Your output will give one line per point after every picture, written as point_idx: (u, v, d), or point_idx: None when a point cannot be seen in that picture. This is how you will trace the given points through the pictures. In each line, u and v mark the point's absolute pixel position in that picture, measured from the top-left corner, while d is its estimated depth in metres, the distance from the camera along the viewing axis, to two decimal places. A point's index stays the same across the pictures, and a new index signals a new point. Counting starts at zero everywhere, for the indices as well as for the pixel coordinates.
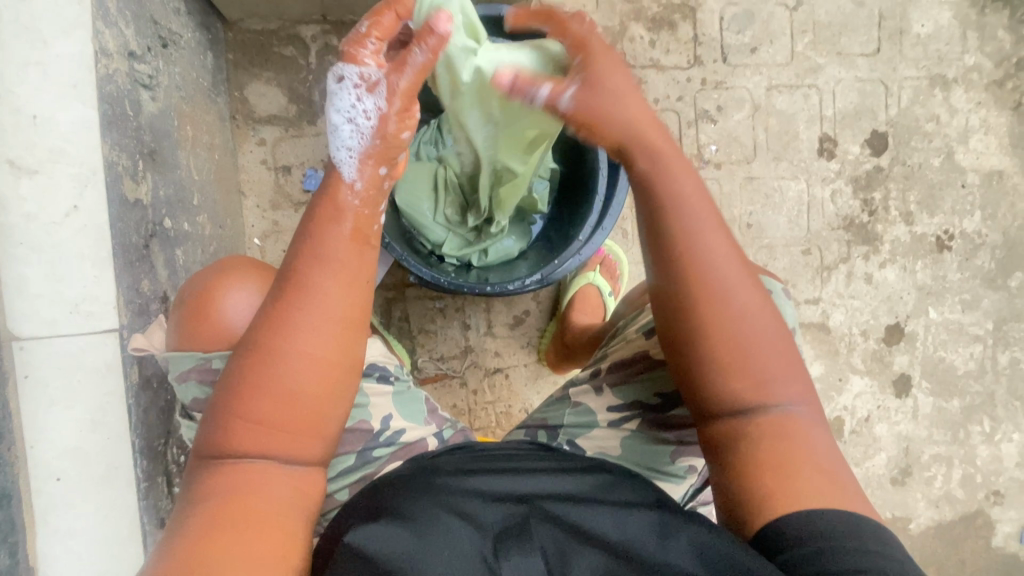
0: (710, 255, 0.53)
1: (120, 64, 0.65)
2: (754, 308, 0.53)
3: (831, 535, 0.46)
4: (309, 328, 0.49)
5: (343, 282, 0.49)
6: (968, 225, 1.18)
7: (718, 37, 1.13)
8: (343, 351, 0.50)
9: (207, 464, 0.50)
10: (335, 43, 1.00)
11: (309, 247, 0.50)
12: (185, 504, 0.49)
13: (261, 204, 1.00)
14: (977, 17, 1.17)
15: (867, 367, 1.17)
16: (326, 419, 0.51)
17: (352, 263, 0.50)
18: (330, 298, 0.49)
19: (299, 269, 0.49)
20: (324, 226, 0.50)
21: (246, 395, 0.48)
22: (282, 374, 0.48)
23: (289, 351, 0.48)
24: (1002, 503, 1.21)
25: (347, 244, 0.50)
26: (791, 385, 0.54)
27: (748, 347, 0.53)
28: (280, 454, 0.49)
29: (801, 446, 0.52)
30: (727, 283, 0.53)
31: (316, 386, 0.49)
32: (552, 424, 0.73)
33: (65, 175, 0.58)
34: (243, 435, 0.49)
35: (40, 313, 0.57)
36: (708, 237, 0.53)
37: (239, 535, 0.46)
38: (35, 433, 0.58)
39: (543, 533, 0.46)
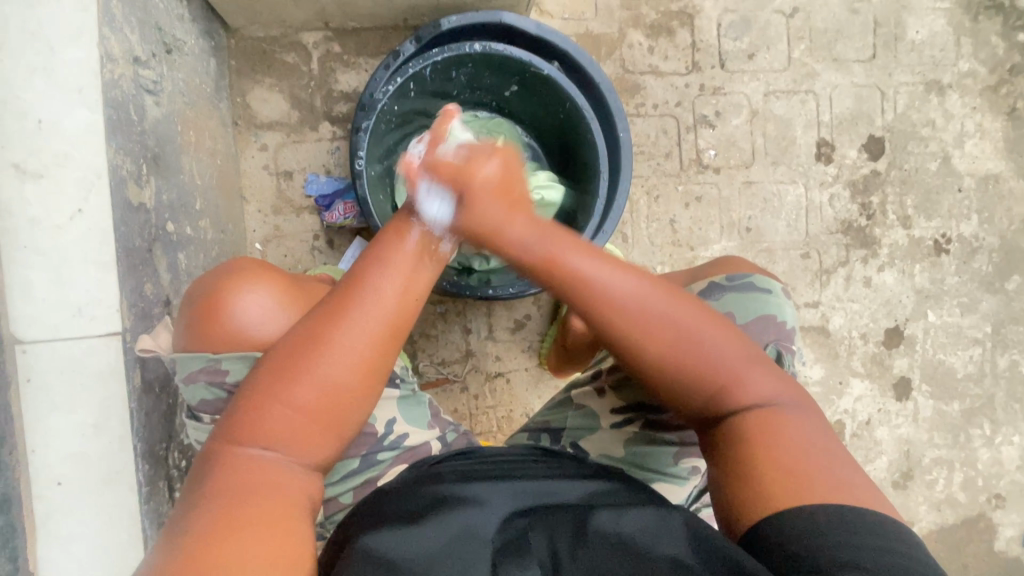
0: (656, 293, 0.55)
1: (125, 70, 0.65)
2: (684, 315, 0.55)
3: (830, 528, 0.46)
4: (357, 324, 0.51)
5: (398, 285, 0.54)
6: (965, 229, 1.19)
7: (716, 44, 1.14)
8: (380, 353, 0.52)
9: (223, 448, 0.50)
10: (337, 50, 1.00)
11: (373, 253, 0.56)
12: (193, 489, 0.49)
13: (262, 209, 1.00)
14: (971, 24, 1.18)
15: (867, 371, 1.17)
16: (350, 420, 0.52)
17: (407, 271, 0.55)
18: (378, 294, 0.53)
19: (361, 271, 0.54)
20: (392, 237, 0.57)
21: (284, 383, 0.50)
22: (319, 361, 0.50)
23: (331, 342, 0.51)
24: (1003, 506, 1.21)
25: (408, 259, 0.56)
26: (764, 378, 0.55)
27: (691, 356, 0.54)
28: (300, 444, 0.51)
29: (801, 443, 0.52)
30: (648, 297, 0.54)
31: (347, 379, 0.51)
32: (555, 427, 0.73)
33: (69, 179, 0.58)
34: (272, 419, 0.50)
35: (45, 317, 0.57)
36: (621, 272, 0.55)
37: (244, 525, 0.46)
38: (37, 437, 0.58)
39: (541, 533, 0.46)
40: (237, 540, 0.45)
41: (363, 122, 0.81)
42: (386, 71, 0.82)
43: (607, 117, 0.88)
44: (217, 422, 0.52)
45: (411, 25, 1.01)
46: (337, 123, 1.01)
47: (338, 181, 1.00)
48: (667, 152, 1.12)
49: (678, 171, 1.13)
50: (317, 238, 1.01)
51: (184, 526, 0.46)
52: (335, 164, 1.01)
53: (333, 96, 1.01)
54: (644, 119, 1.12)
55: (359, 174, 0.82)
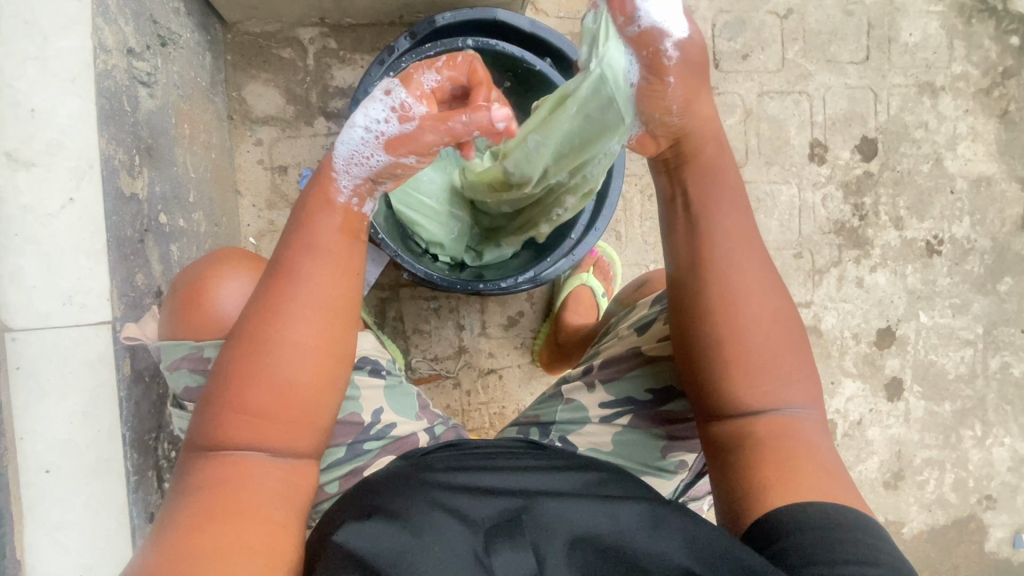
0: (744, 269, 0.55)
1: (119, 60, 0.66)
2: (775, 323, 0.55)
3: (826, 523, 0.47)
4: (300, 316, 0.50)
5: (335, 268, 0.52)
6: (957, 230, 1.19)
7: (711, 44, 1.14)
8: (331, 338, 0.51)
9: (195, 458, 0.50)
10: (333, 45, 1.01)
11: (299, 236, 0.52)
12: (172, 499, 0.49)
13: (257, 203, 1.00)
14: (964, 27, 1.19)
15: (859, 371, 1.17)
16: (319, 407, 0.51)
17: (341, 251, 0.53)
18: (317, 281, 0.51)
19: (291, 259, 0.51)
20: (316, 214, 0.53)
21: (241, 385, 0.49)
22: (270, 359, 0.49)
23: (281, 338, 0.50)
24: (994, 507, 1.21)
25: (339, 236, 0.53)
26: (800, 394, 0.55)
27: (764, 361, 0.54)
28: (269, 443, 0.50)
29: (808, 446, 0.53)
30: (751, 292, 0.55)
31: (300, 371, 0.50)
32: (544, 421, 0.73)
33: (61, 167, 0.58)
34: (235, 424, 0.49)
35: (35, 305, 0.58)
36: (743, 265, 0.55)
37: (226, 528, 0.46)
38: (25, 425, 0.58)
39: (537, 527, 0.46)
40: (221, 544, 0.45)
41: None
42: (380, 66, 0.83)
43: None
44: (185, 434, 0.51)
45: (407, 22, 1.01)
46: (333, 119, 1.01)
47: None
48: None
49: None
50: None
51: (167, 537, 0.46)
52: None
53: (329, 91, 1.01)
54: None
55: None
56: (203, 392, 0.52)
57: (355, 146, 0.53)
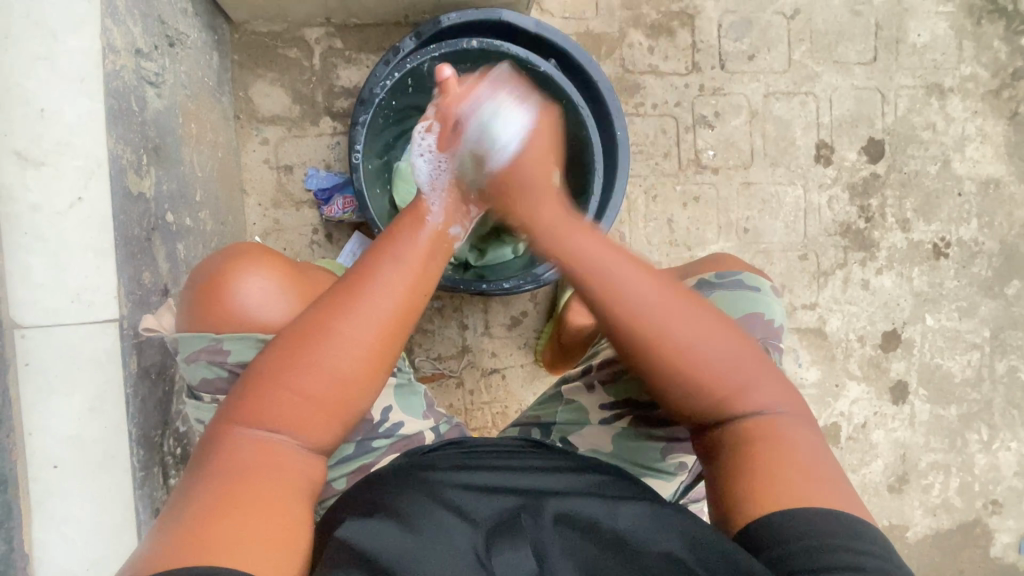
0: (650, 302, 0.54)
1: (127, 61, 0.66)
2: (706, 332, 0.54)
3: (827, 530, 0.46)
4: (362, 313, 0.52)
5: (408, 278, 0.55)
6: (964, 233, 1.18)
7: (716, 44, 1.14)
8: (389, 344, 0.53)
9: (227, 431, 0.51)
10: (339, 45, 1.01)
11: (385, 244, 0.57)
12: (197, 469, 0.50)
13: (263, 202, 1.01)
14: (973, 28, 1.18)
15: (864, 374, 1.17)
16: (359, 408, 0.53)
17: (417, 264, 0.56)
18: (391, 286, 0.54)
19: (371, 263, 0.55)
20: (403, 231, 0.58)
21: (291, 370, 0.51)
22: (328, 351, 0.51)
23: (339, 332, 0.51)
24: (1000, 512, 1.20)
25: (420, 255, 0.57)
26: (772, 383, 0.55)
27: (720, 371, 0.54)
28: (308, 433, 0.51)
29: (807, 453, 0.53)
30: (670, 320, 0.54)
31: (355, 368, 0.52)
32: (546, 421, 0.73)
33: (70, 166, 0.59)
34: (279, 406, 0.50)
35: (44, 302, 0.59)
36: (643, 300, 0.54)
37: (248, 508, 0.47)
38: (34, 420, 0.59)
39: (535, 525, 0.46)
40: (238, 527, 0.45)
41: (361, 116, 0.82)
42: (386, 67, 0.83)
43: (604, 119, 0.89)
44: (221, 407, 0.53)
45: (413, 21, 1.01)
46: (338, 119, 1.02)
47: (338, 176, 1.01)
48: (666, 152, 1.13)
49: (677, 170, 1.13)
50: (316, 232, 1.02)
51: (186, 506, 0.46)
52: (335, 159, 1.02)
53: (335, 91, 1.02)
54: (643, 119, 1.12)
55: (357, 166, 0.82)
56: (249, 369, 0.53)
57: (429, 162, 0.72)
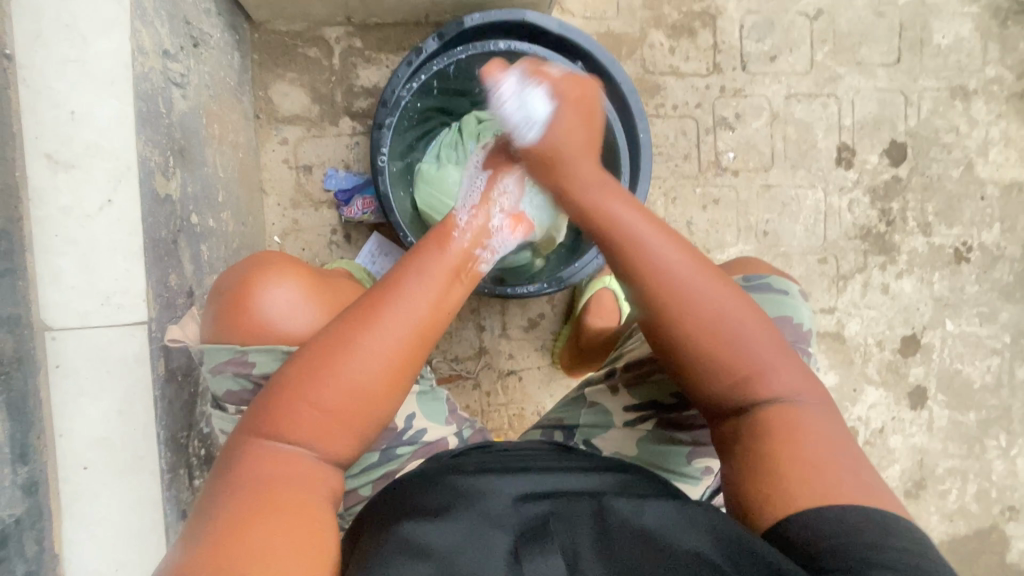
0: (683, 279, 0.56)
1: (155, 63, 0.66)
2: (731, 313, 0.55)
3: (855, 528, 0.46)
4: (388, 327, 0.52)
5: (433, 294, 0.55)
6: (986, 237, 1.17)
7: (738, 45, 1.13)
8: (412, 359, 0.53)
9: (250, 441, 0.51)
10: (359, 45, 1.01)
11: (410, 261, 0.57)
12: (221, 479, 0.49)
13: (282, 202, 1.01)
14: (999, 29, 1.16)
15: (882, 378, 1.16)
16: (381, 423, 0.53)
17: (442, 282, 0.56)
18: (416, 302, 0.54)
19: (396, 279, 0.55)
20: (429, 249, 0.59)
21: (313, 382, 0.51)
22: (351, 363, 0.51)
23: (360, 344, 0.51)
24: (1017, 519, 1.19)
25: (444, 272, 0.57)
26: (793, 370, 0.55)
27: (744, 354, 0.54)
28: (328, 445, 0.51)
29: (829, 447, 0.52)
30: (694, 286, 0.56)
31: (378, 383, 0.51)
32: (569, 424, 0.72)
33: (100, 169, 0.59)
34: (300, 417, 0.50)
35: (73, 305, 0.59)
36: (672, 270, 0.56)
37: (270, 518, 0.46)
38: (64, 422, 0.59)
39: (563, 526, 0.47)
40: (263, 536, 0.45)
41: (385, 118, 0.82)
42: (409, 68, 0.82)
43: (627, 119, 0.88)
44: (243, 417, 0.53)
45: (433, 21, 1.01)
46: (357, 119, 1.01)
47: (357, 176, 1.01)
48: (686, 154, 1.12)
49: (697, 172, 1.12)
50: (335, 232, 1.01)
51: (212, 517, 0.46)
52: (354, 159, 1.02)
53: (354, 91, 1.01)
54: (663, 120, 1.11)
55: (381, 170, 0.82)
56: (270, 380, 0.53)
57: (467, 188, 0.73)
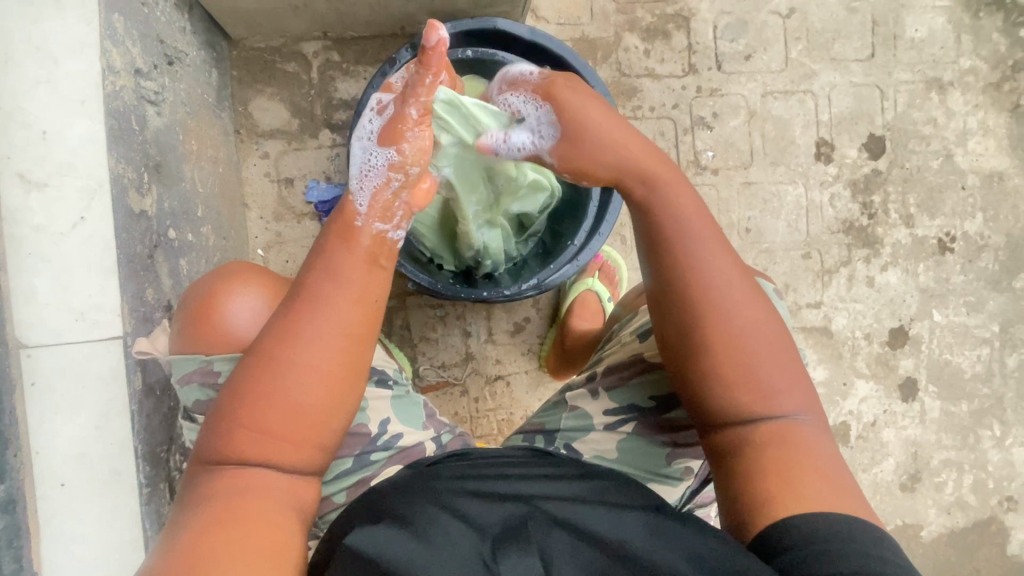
0: (717, 281, 0.54)
1: (127, 81, 0.67)
2: (758, 329, 0.53)
3: (837, 534, 0.46)
4: (312, 339, 0.50)
5: (353, 294, 0.52)
6: (969, 227, 1.17)
7: (712, 46, 1.14)
8: (344, 364, 0.51)
9: (205, 469, 0.51)
10: (336, 58, 1.02)
11: (320, 262, 0.53)
12: (185, 503, 0.50)
13: (264, 215, 1.02)
14: (971, 21, 1.17)
15: (872, 372, 1.16)
16: (328, 430, 0.52)
17: (361, 277, 0.53)
18: (335, 307, 0.51)
19: (310, 285, 0.52)
20: (338, 242, 0.54)
21: (249, 401, 0.50)
22: (283, 379, 0.50)
23: (287, 360, 0.50)
24: (1016, 509, 1.18)
25: (359, 264, 0.53)
26: (793, 392, 0.53)
27: (755, 373, 0.53)
28: (277, 461, 0.50)
29: (807, 454, 0.52)
30: (719, 298, 0.53)
31: (315, 394, 0.50)
32: (549, 428, 0.72)
33: (72, 187, 0.60)
34: (243, 440, 0.50)
35: (48, 322, 0.59)
36: (710, 274, 0.54)
37: (228, 539, 0.46)
38: (41, 439, 0.59)
39: (542, 531, 0.46)
40: (225, 553, 0.45)
41: None
42: (384, 78, 0.84)
43: None
44: (196, 445, 0.52)
45: (409, 33, 1.02)
46: (337, 131, 1.02)
47: (338, 187, 1.02)
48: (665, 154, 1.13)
49: None
50: None
51: (174, 541, 0.47)
52: (335, 171, 1.02)
53: (333, 103, 1.02)
54: (642, 121, 1.13)
55: None
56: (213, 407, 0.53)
57: (362, 160, 0.58)
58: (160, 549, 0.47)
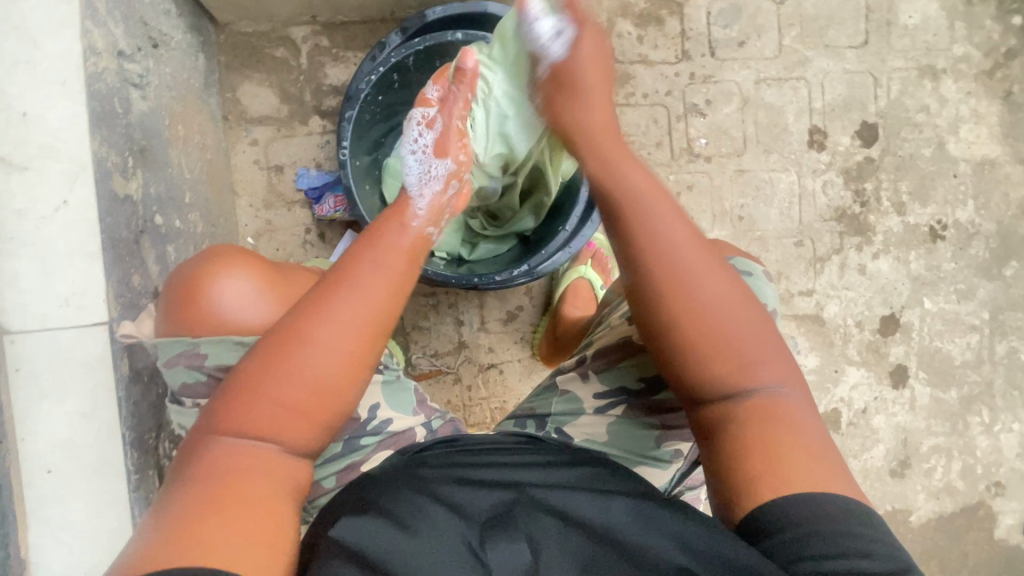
0: (681, 256, 0.53)
1: (109, 63, 0.66)
2: (732, 298, 0.53)
3: (825, 517, 0.46)
4: (339, 318, 0.51)
5: (387, 281, 0.53)
6: (960, 215, 1.18)
7: (706, 32, 1.13)
8: (367, 346, 0.52)
9: (207, 441, 0.49)
10: (326, 44, 1.01)
11: (359, 250, 0.55)
12: (181, 477, 0.48)
13: (254, 203, 1.01)
14: (964, 8, 1.17)
15: (863, 359, 1.16)
16: (342, 410, 0.52)
17: (397, 267, 0.55)
18: (367, 291, 0.52)
19: (348, 267, 0.53)
20: (379, 236, 0.56)
21: (269, 376, 0.49)
22: (307, 355, 0.50)
23: (311, 337, 0.50)
24: (1003, 494, 1.20)
25: (398, 255, 0.55)
26: (774, 361, 0.54)
27: (726, 344, 0.53)
28: (288, 438, 0.50)
29: (796, 435, 0.51)
30: (689, 278, 0.53)
31: (334, 372, 0.50)
32: (541, 413, 0.72)
33: (54, 170, 0.59)
34: (258, 414, 0.49)
35: (31, 306, 0.58)
36: (676, 250, 0.53)
37: (233, 518, 0.45)
38: (27, 426, 0.58)
39: (530, 520, 0.46)
40: (219, 533, 0.44)
41: (348, 112, 0.82)
42: (372, 62, 0.82)
43: None
44: (199, 417, 0.51)
45: (399, 18, 1.01)
46: (327, 117, 1.01)
47: (328, 174, 1.01)
48: (658, 141, 1.12)
49: (670, 160, 1.13)
50: (308, 231, 1.01)
51: (171, 516, 0.45)
52: (325, 158, 1.01)
53: (323, 90, 1.01)
54: (634, 108, 1.12)
55: (344, 163, 0.82)
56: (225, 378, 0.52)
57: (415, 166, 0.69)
58: (156, 522, 0.45)
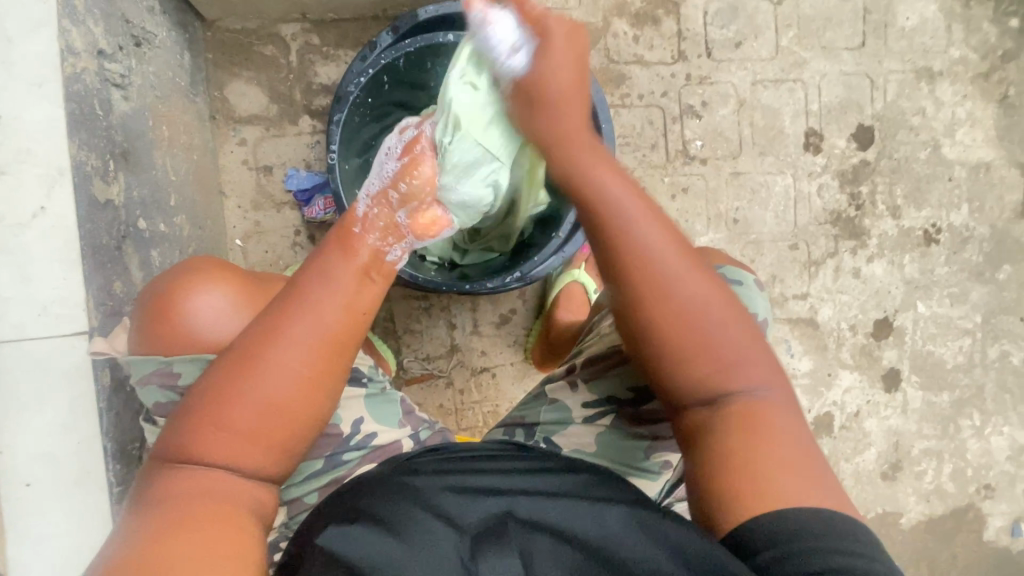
0: (659, 263, 0.52)
1: (89, 64, 0.64)
2: (710, 297, 0.53)
3: (829, 532, 0.45)
4: (299, 337, 0.50)
5: (345, 298, 0.52)
6: (955, 218, 1.17)
7: (702, 32, 1.12)
8: (326, 366, 0.51)
9: (166, 467, 0.49)
10: (316, 41, 0.99)
11: (315, 267, 0.53)
12: (142, 503, 0.48)
13: (242, 204, 0.99)
14: (962, 10, 1.16)
15: (856, 362, 1.16)
16: (303, 432, 0.51)
17: (357, 283, 0.53)
18: (325, 309, 0.51)
19: (303, 285, 0.52)
20: (336, 250, 0.54)
21: (225, 398, 0.48)
22: (264, 377, 0.49)
23: (269, 357, 0.49)
24: (993, 496, 1.20)
25: (355, 272, 0.53)
26: (761, 361, 0.54)
27: (710, 344, 0.53)
28: (246, 462, 0.49)
29: (795, 449, 0.51)
30: (668, 278, 0.52)
31: (293, 393, 0.49)
32: (530, 422, 0.71)
33: (30, 175, 0.57)
34: (215, 438, 0.48)
35: (7, 315, 0.57)
36: (661, 264, 0.52)
37: (190, 540, 0.44)
38: (5, 438, 0.57)
39: (522, 531, 0.45)
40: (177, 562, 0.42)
41: (337, 114, 0.80)
42: (362, 62, 0.80)
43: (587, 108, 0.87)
44: (158, 441, 0.50)
45: (390, 15, 0.99)
46: (317, 117, 0.99)
47: (318, 175, 0.99)
48: (653, 143, 1.11)
49: (665, 162, 1.12)
50: (298, 234, 0.99)
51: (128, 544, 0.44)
52: (314, 159, 1.00)
53: (313, 88, 0.99)
54: (629, 109, 1.11)
55: (332, 166, 0.80)
56: (182, 402, 0.51)
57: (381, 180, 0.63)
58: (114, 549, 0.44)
